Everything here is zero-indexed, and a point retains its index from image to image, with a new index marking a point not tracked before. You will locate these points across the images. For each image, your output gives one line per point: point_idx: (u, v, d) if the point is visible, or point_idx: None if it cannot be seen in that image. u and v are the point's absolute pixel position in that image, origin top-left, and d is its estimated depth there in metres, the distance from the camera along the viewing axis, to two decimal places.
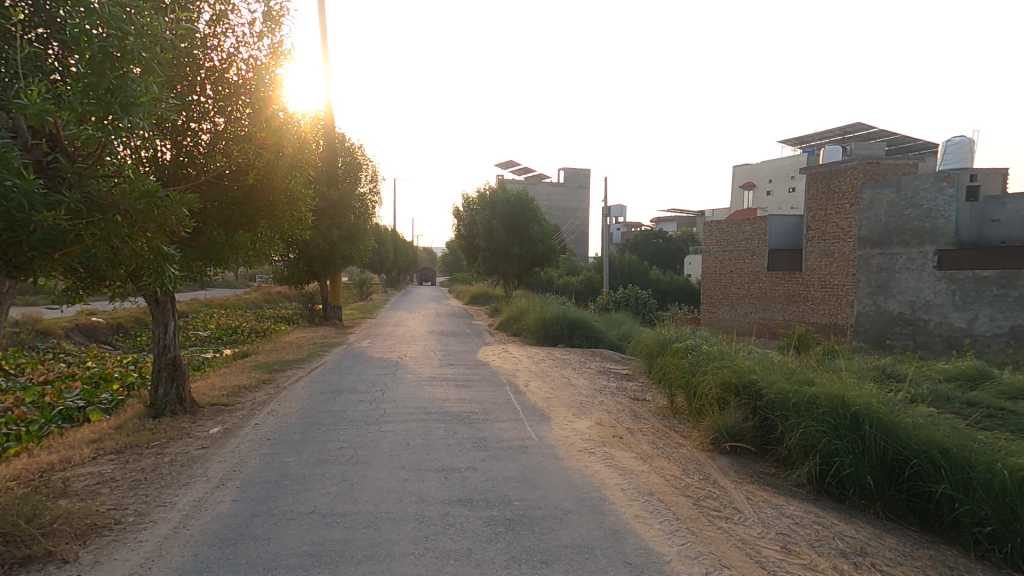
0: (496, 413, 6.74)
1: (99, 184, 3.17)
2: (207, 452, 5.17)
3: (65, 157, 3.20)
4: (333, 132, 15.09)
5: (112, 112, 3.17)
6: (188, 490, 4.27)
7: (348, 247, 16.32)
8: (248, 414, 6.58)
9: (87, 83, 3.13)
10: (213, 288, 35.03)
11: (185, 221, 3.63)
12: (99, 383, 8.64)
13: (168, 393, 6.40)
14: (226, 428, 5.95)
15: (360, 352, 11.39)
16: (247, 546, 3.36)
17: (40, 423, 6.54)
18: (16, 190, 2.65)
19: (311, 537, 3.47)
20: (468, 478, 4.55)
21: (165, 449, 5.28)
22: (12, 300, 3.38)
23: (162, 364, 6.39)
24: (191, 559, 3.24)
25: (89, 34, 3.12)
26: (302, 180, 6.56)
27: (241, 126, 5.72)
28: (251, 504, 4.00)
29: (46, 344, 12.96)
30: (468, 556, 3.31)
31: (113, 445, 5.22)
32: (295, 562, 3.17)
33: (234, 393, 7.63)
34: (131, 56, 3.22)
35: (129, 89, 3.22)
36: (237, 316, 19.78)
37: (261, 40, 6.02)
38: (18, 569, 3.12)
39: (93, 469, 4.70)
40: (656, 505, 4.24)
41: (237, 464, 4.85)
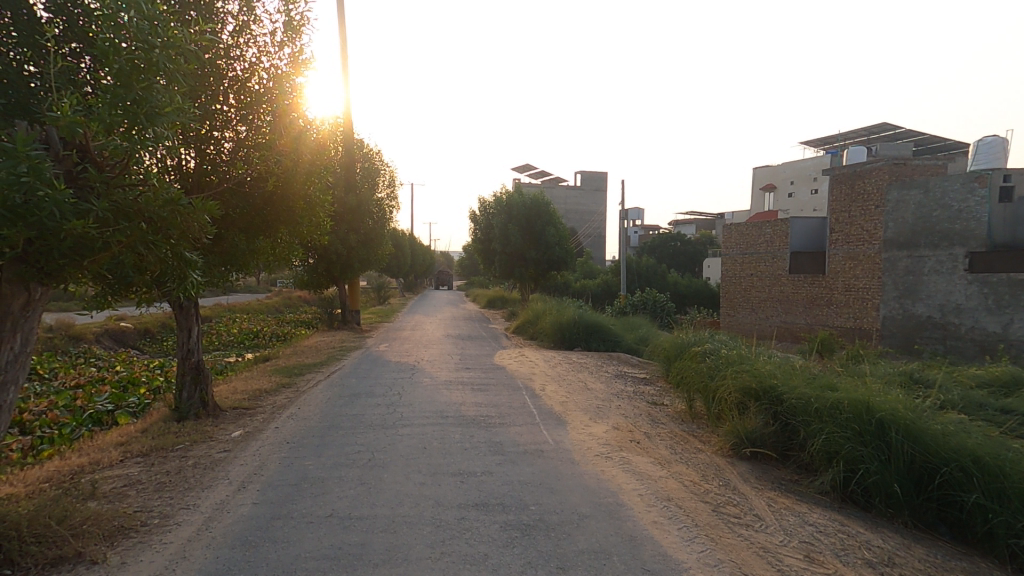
0: (511, 417, 6.73)
1: (126, 192, 3.24)
2: (228, 455, 5.27)
3: (94, 166, 3.29)
4: (351, 139, 15.27)
5: (138, 123, 3.28)
6: (210, 493, 4.35)
7: (366, 252, 16.51)
8: (269, 418, 6.69)
9: (115, 95, 3.23)
10: (236, 294, 35.87)
11: (207, 227, 3.68)
12: (127, 387, 8.89)
13: (192, 397, 6.54)
14: (247, 432, 6.06)
15: (378, 356, 11.48)
16: (268, 549, 3.40)
17: (71, 425, 6.75)
18: (48, 199, 2.76)
19: (329, 540, 3.50)
20: (484, 483, 4.54)
21: (189, 452, 5.39)
22: (45, 308, 3.44)
23: (185, 368, 6.53)
24: (213, 560, 3.30)
25: (119, 47, 3.21)
26: (321, 186, 6.70)
27: (263, 134, 5.84)
28: (272, 506, 4.06)
29: (77, 349, 13.40)
30: (485, 561, 3.30)
31: (139, 448, 5.36)
32: (314, 565, 3.20)
33: (254, 397, 7.77)
34: (155, 68, 3.32)
35: (154, 100, 3.32)
36: (258, 321, 20.16)
37: (281, 49, 6.14)
38: (49, 570, 3.20)
39: (120, 471, 4.82)
40: (674, 511, 4.18)
41: (257, 467, 4.92)
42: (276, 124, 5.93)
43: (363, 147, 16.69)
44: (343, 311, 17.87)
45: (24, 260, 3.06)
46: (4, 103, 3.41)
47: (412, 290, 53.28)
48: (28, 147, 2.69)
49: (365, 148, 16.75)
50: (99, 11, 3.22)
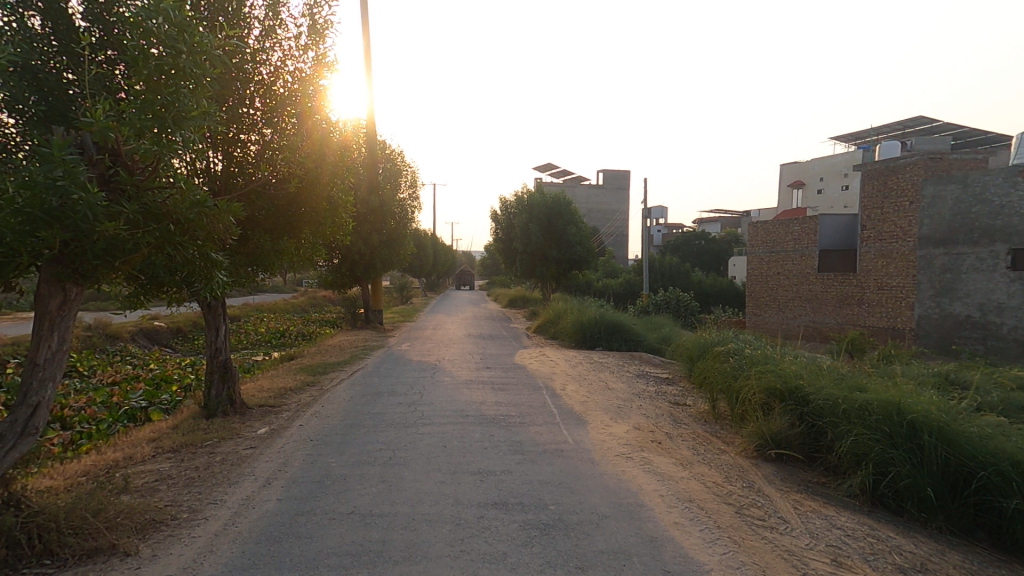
0: (531, 416, 6.71)
1: (155, 195, 3.33)
2: (254, 452, 5.40)
3: (125, 170, 3.37)
4: (373, 140, 15.48)
5: (166, 126, 3.38)
6: (237, 489, 4.46)
7: (388, 252, 16.69)
8: (294, 416, 6.83)
9: (146, 100, 3.35)
10: (264, 295, 36.85)
11: (233, 228, 3.76)
12: (160, 384, 9.21)
13: (220, 394, 6.72)
14: (272, 429, 6.20)
15: (400, 355, 11.60)
16: (291, 544, 3.47)
17: (108, 421, 7.02)
18: (82, 202, 2.87)
19: (351, 537, 3.54)
20: (503, 482, 4.54)
21: (217, 448, 5.54)
22: (80, 307, 3.55)
23: (214, 367, 6.70)
24: (239, 555, 3.38)
25: (148, 54, 3.33)
26: (343, 186, 6.81)
27: (286, 137, 5.95)
28: (296, 503, 4.13)
29: (114, 347, 13.93)
30: (503, 560, 3.30)
31: (170, 444, 5.53)
32: (336, 561, 3.25)
33: (280, 395, 7.95)
34: (184, 73, 3.43)
35: (182, 104, 3.44)
36: (285, 320, 20.66)
37: (305, 52, 6.26)
38: (85, 560, 3.33)
39: (151, 467, 4.98)
40: (695, 512, 4.10)
41: (282, 464, 5.03)
42: (300, 127, 6.05)
43: (385, 148, 16.91)
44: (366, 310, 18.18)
45: (61, 261, 3.19)
46: (45, 110, 3.59)
47: (433, 289, 53.78)
48: (64, 151, 2.81)
49: (387, 150, 16.97)
50: (131, 17, 3.32)
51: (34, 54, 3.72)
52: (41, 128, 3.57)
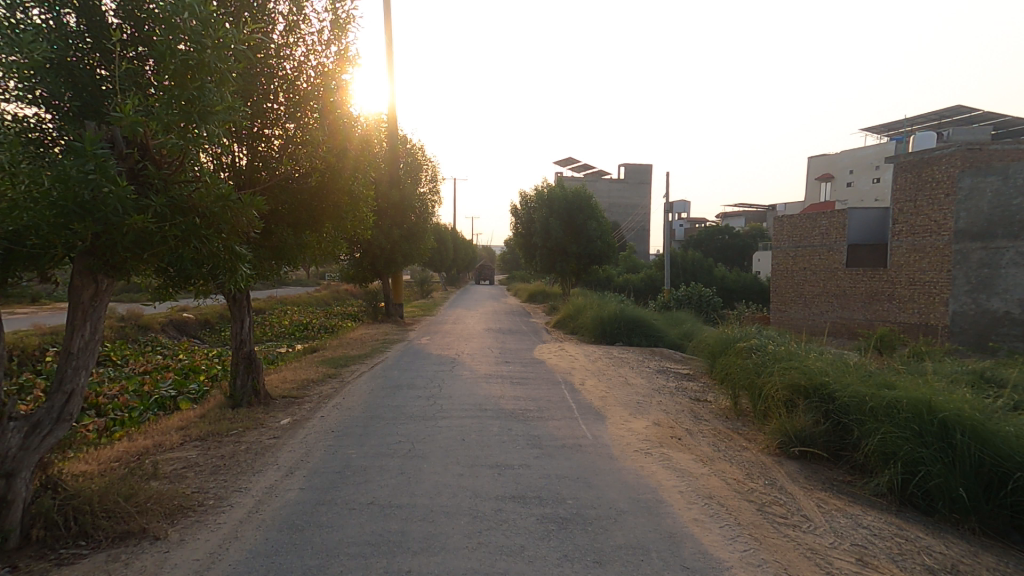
0: (550, 411, 6.71)
1: (182, 188, 3.42)
2: (278, 442, 5.53)
3: (153, 164, 3.46)
4: (395, 135, 15.61)
5: (191, 120, 3.45)
6: (261, 477, 4.58)
7: (409, 246, 16.85)
8: (315, 407, 6.97)
9: (173, 95, 3.42)
10: (289, 288, 37.62)
11: (256, 222, 3.83)
12: (189, 374, 9.49)
13: (245, 385, 6.89)
14: (295, 420, 6.34)
15: (420, 349, 11.71)
16: (313, 533, 3.55)
17: (140, 410, 7.27)
18: (112, 195, 2.97)
19: (370, 527, 3.60)
20: (521, 475, 4.56)
21: (242, 437, 5.69)
22: (111, 298, 3.66)
23: (239, 358, 6.87)
24: (263, 541, 3.47)
25: (175, 49, 3.41)
26: (364, 181, 6.87)
27: (307, 132, 6.03)
28: (317, 492, 4.22)
29: (145, 338, 14.41)
30: (520, 553, 3.31)
31: (198, 432, 5.70)
32: (356, 549, 3.31)
33: (302, 386, 8.12)
34: (208, 67, 3.50)
35: (207, 98, 3.49)
36: (308, 313, 21.07)
37: (328, 48, 6.33)
38: (118, 543, 3.46)
39: (179, 454, 5.14)
40: (716, 509, 4.05)
41: (304, 454, 5.14)
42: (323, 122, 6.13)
43: (407, 143, 17.06)
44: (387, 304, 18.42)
45: (93, 253, 3.30)
46: (79, 105, 3.71)
47: (454, 283, 54.17)
48: (96, 146, 2.90)
49: (408, 144, 17.10)
50: (159, 14, 3.41)
51: (69, 51, 3.84)
52: (76, 124, 3.70)
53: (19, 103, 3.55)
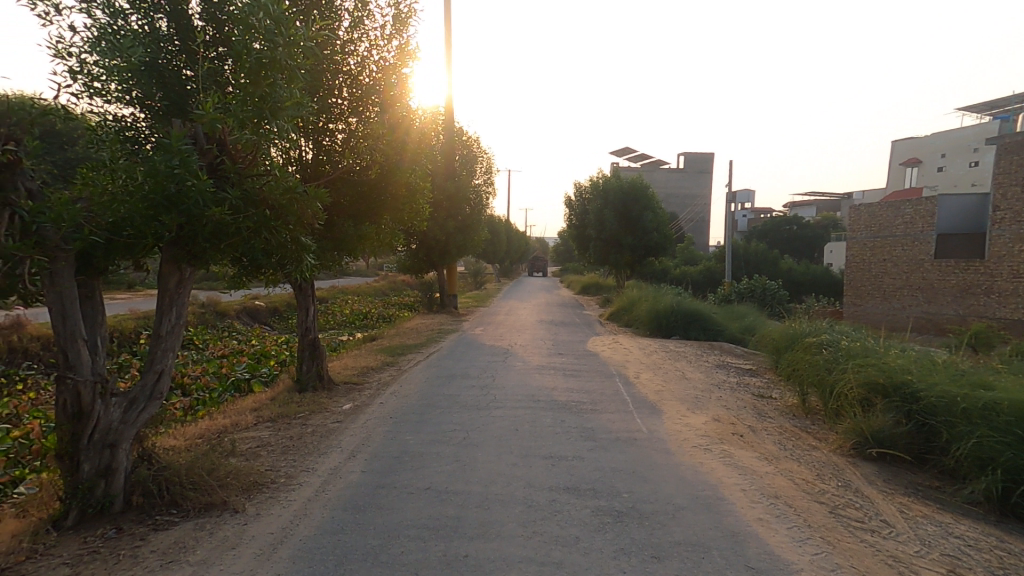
0: (603, 403, 6.64)
1: (254, 181, 3.63)
2: (341, 426, 5.81)
3: (229, 159, 3.67)
4: (451, 128, 15.84)
5: (262, 115, 3.64)
6: (326, 459, 4.83)
7: (463, 238, 17.13)
8: (375, 393, 7.27)
9: (247, 92, 3.63)
10: (351, 278, 39.29)
11: (320, 214, 4.01)
12: (260, 358, 10.16)
13: (311, 369, 7.28)
14: (356, 405, 6.64)
15: (473, 340, 11.90)
16: (374, 514, 3.70)
17: (219, 390, 7.88)
18: (194, 188, 3.21)
19: (428, 511, 3.71)
20: (574, 467, 4.54)
21: (308, 420, 6.03)
22: (193, 285, 3.94)
23: (305, 344, 7.26)
24: (329, 519, 3.66)
25: (250, 49, 3.62)
26: (421, 172, 7.01)
27: (367, 126, 6.24)
28: (377, 476, 4.40)
29: (223, 324, 15.53)
30: (575, 544, 3.30)
31: (269, 414, 6.09)
32: (415, 532, 3.43)
33: (362, 373, 8.49)
34: (279, 64, 3.68)
35: (277, 95, 3.69)
36: (368, 303, 21.93)
37: (390, 42, 6.51)
38: (204, 513, 3.75)
39: (254, 434, 5.52)
40: (783, 509, 3.86)
41: (365, 438, 5.37)
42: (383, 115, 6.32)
43: (463, 135, 17.27)
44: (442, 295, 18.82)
45: (179, 244, 3.58)
46: (166, 104, 4.03)
47: (507, 275, 54.57)
48: (181, 142, 3.16)
49: (464, 137, 17.33)
50: (237, 16, 3.64)
51: (160, 54, 4.17)
52: (166, 122, 4.01)
53: (118, 104, 3.88)
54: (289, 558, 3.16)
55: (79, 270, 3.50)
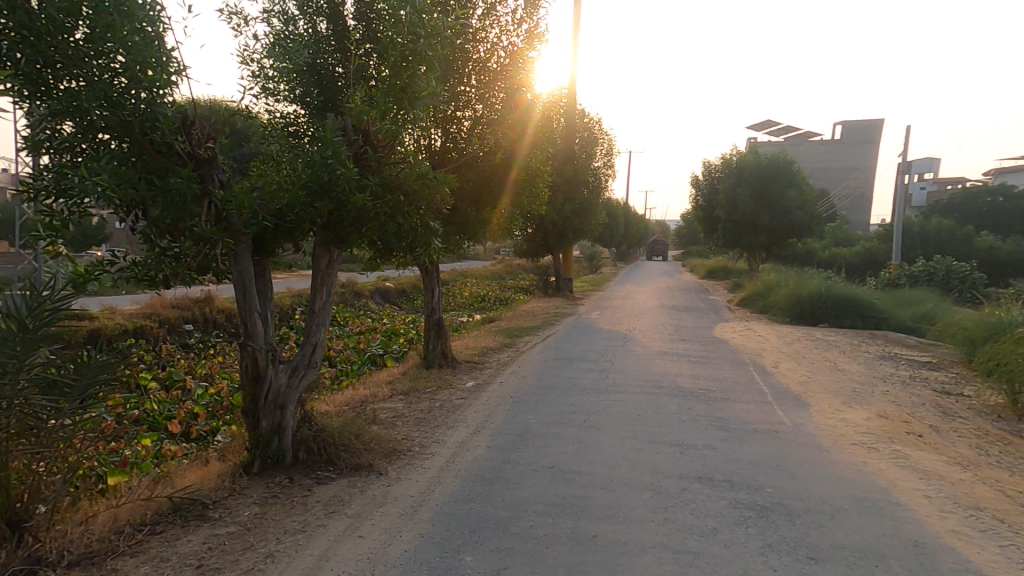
0: (735, 392, 6.24)
1: (392, 169, 3.93)
2: (465, 402, 6.17)
3: (372, 148, 3.92)
4: (573, 109, 15.72)
5: (402, 105, 3.95)
6: (454, 432, 5.16)
7: (579, 221, 17.09)
8: (495, 372, 7.61)
9: (390, 84, 3.93)
10: (468, 262, 41.22)
11: (448, 199, 4.22)
12: (391, 336, 11.14)
13: (436, 348, 7.79)
14: (479, 383, 7.00)
15: (589, 324, 11.83)
16: (502, 487, 3.89)
17: (359, 363, 8.80)
18: (344, 177, 3.58)
19: (552, 490, 3.81)
20: (706, 457, 4.34)
21: (436, 395, 6.50)
22: (338, 267, 4.38)
23: (431, 324, 7.79)
24: (460, 489, 3.92)
25: (395, 42, 3.91)
26: (542, 156, 7.05)
27: (493, 110, 6.36)
28: (502, 452, 4.60)
29: (360, 303, 17.24)
30: (714, 535, 3.17)
31: (402, 387, 6.67)
32: (542, 508, 3.53)
33: (482, 352, 8.92)
34: (419, 56, 3.94)
35: (416, 85, 3.95)
36: (484, 286, 22.86)
37: (520, 26, 6.61)
38: (354, 472, 4.24)
39: (389, 405, 6.09)
40: (983, 523, 3.32)
41: (488, 415, 5.65)
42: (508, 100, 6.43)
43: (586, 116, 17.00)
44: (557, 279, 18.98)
45: (329, 229, 4.01)
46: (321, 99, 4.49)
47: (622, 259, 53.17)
48: (334, 134, 3.55)
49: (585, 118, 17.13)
50: (388, 13, 3.96)
51: (320, 54, 4.64)
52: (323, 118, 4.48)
53: (285, 103, 4.45)
54: (429, 521, 3.44)
55: (255, 251, 4.03)
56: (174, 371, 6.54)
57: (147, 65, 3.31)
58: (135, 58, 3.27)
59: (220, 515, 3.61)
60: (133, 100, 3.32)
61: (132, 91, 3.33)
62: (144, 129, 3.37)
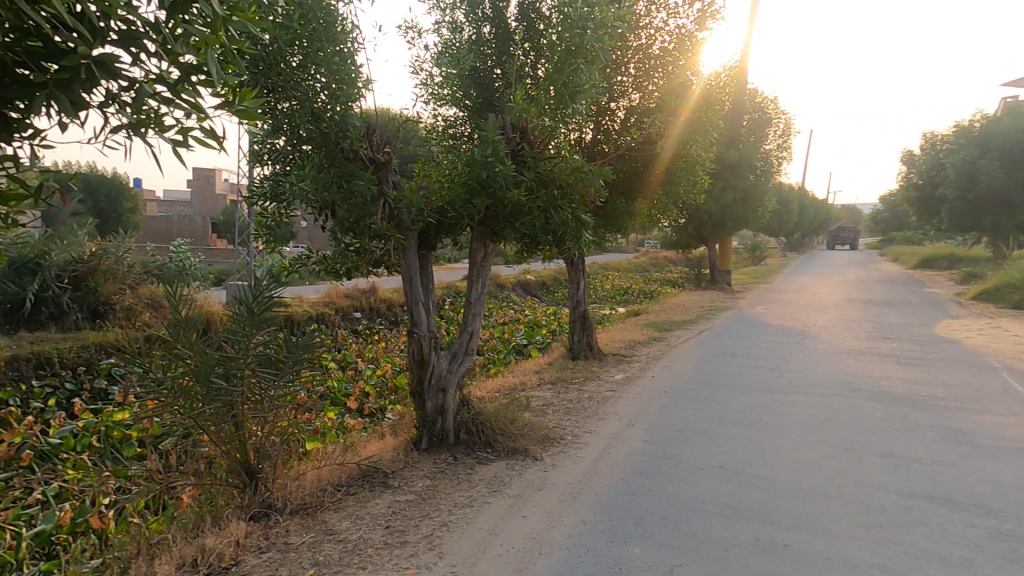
0: (976, 402, 5.38)
1: (548, 164, 4.03)
2: (614, 394, 6.15)
3: (529, 145, 4.13)
4: (742, 90, 14.66)
5: (563, 101, 3.98)
6: (606, 424, 5.18)
7: (743, 210, 15.91)
8: (645, 366, 7.49)
9: (553, 80, 3.99)
10: (603, 253, 40.71)
11: (601, 192, 4.20)
12: (534, 326, 11.48)
13: (582, 341, 7.86)
14: (627, 376, 6.93)
15: (752, 319, 11.01)
16: (665, 482, 3.83)
17: (505, 352, 9.24)
18: (502, 173, 3.74)
19: (724, 491, 3.65)
20: (937, 476, 3.81)
21: (584, 386, 6.57)
22: (491, 261, 4.62)
23: (576, 317, 7.88)
24: (620, 480, 3.93)
25: (562, 38, 3.94)
26: (704, 143, 6.66)
27: (652, 98, 6.17)
28: (660, 447, 4.52)
29: (502, 294, 18.04)
30: (967, 567, 2.77)
31: (550, 377, 6.86)
32: (715, 509, 3.41)
33: (630, 346, 8.81)
34: (584, 50, 3.93)
35: (577, 80, 3.95)
36: (627, 279, 22.42)
37: (691, 5, 6.29)
38: (511, 456, 4.46)
39: (539, 393, 6.30)
40: None
41: (641, 409, 5.58)
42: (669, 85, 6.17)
43: (758, 95, 15.75)
44: (713, 271, 18.16)
45: (486, 224, 4.24)
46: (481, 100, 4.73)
47: (793, 250, 47.58)
48: (495, 133, 3.71)
49: (756, 97, 15.82)
50: (556, 10, 4.01)
51: (482, 57, 4.89)
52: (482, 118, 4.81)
53: (447, 106, 4.81)
54: (591, 508, 3.50)
55: (420, 245, 4.45)
56: (349, 355, 7.54)
57: (345, 83, 3.80)
58: (335, 76, 3.76)
59: (399, 483, 4.07)
60: (331, 113, 3.83)
61: (331, 106, 3.83)
62: (337, 139, 3.89)
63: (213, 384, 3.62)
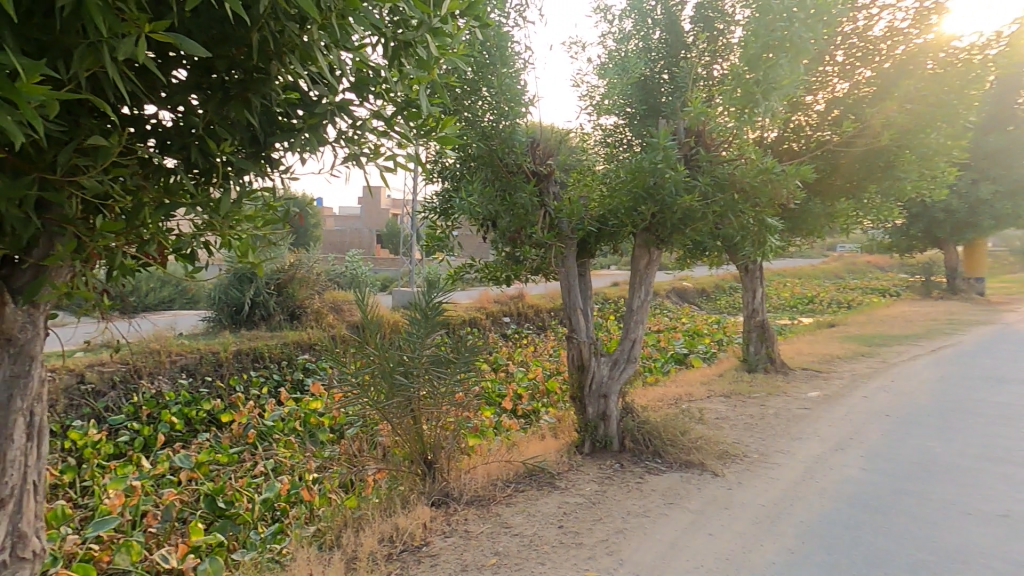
0: None
1: (726, 167, 3.93)
2: (810, 413, 6.14)
3: (704, 149, 4.18)
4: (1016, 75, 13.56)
5: (753, 100, 3.80)
6: (807, 447, 5.03)
7: (1010, 204, 14.30)
8: (848, 382, 7.50)
9: (743, 77, 3.86)
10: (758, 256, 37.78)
11: (792, 194, 3.92)
12: (695, 335, 11.04)
13: (759, 351, 8.30)
14: (824, 395, 6.87)
15: (996, 342, 9.91)
16: (899, 520, 3.61)
17: (662, 361, 8.98)
18: (672, 180, 3.69)
19: (976, 538, 3.37)
20: None
21: (770, 402, 6.64)
22: (657, 263, 4.64)
23: (752, 325, 8.45)
24: (836, 510, 3.78)
25: (758, 33, 3.81)
26: (946, 132, 5.73)
27: (866, 85, 5.90)
28: (874, 480, 4.28)
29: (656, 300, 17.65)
30: None
31: (721, 390, 7.07)
32: (987, 563, 3.10)
33: (825, 360, 9.05)
34: (787, 43, 3.74)
35: (772, 77, 3.75)
36: (817, 287, 21.25)
37: None
38: (684, 469, 4.43)
39: (711, 405, 6.46)
40: None
41: (852, 433, 5.42)
42: (893, 72, 5.76)
43: None
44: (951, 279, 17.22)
45: (651, 229, 4.30)
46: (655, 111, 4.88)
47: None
48: (665, 139, 3.66)
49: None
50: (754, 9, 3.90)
51: (650, 64, 5.19)
52: (649, 124, 4.88)
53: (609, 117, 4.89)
54: (799, 537, 3.42)
55: (579, 253, 4.73)
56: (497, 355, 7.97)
57: (512, 101, 4.06)
58: (505, 96, 4.04)
59: (566, 485, 4.27)
60: (499, 129, 4.12)
61: (500, 123, 4.12)
62: (502, 154, 4.17)
63: (395, 380, 4.17)
